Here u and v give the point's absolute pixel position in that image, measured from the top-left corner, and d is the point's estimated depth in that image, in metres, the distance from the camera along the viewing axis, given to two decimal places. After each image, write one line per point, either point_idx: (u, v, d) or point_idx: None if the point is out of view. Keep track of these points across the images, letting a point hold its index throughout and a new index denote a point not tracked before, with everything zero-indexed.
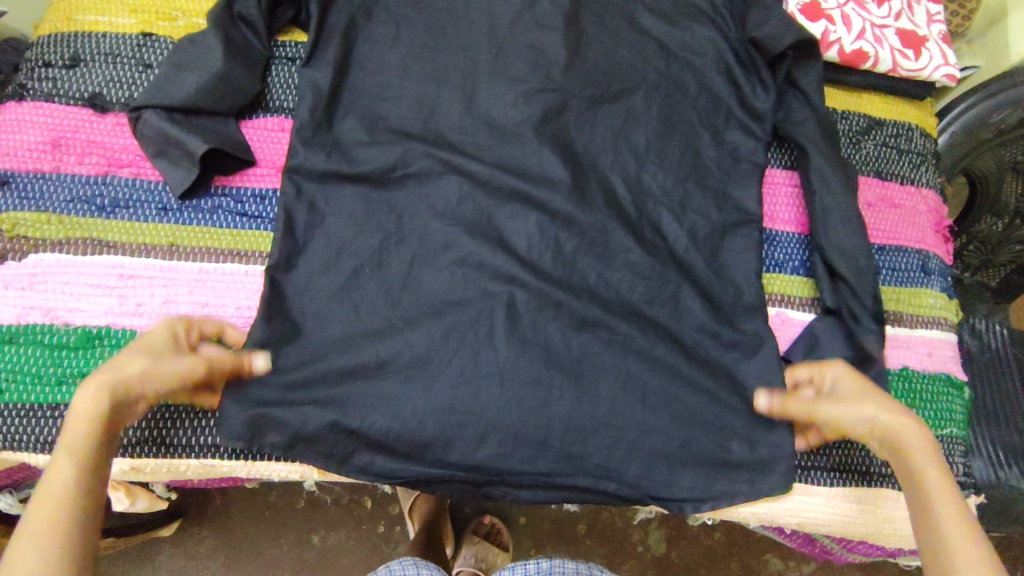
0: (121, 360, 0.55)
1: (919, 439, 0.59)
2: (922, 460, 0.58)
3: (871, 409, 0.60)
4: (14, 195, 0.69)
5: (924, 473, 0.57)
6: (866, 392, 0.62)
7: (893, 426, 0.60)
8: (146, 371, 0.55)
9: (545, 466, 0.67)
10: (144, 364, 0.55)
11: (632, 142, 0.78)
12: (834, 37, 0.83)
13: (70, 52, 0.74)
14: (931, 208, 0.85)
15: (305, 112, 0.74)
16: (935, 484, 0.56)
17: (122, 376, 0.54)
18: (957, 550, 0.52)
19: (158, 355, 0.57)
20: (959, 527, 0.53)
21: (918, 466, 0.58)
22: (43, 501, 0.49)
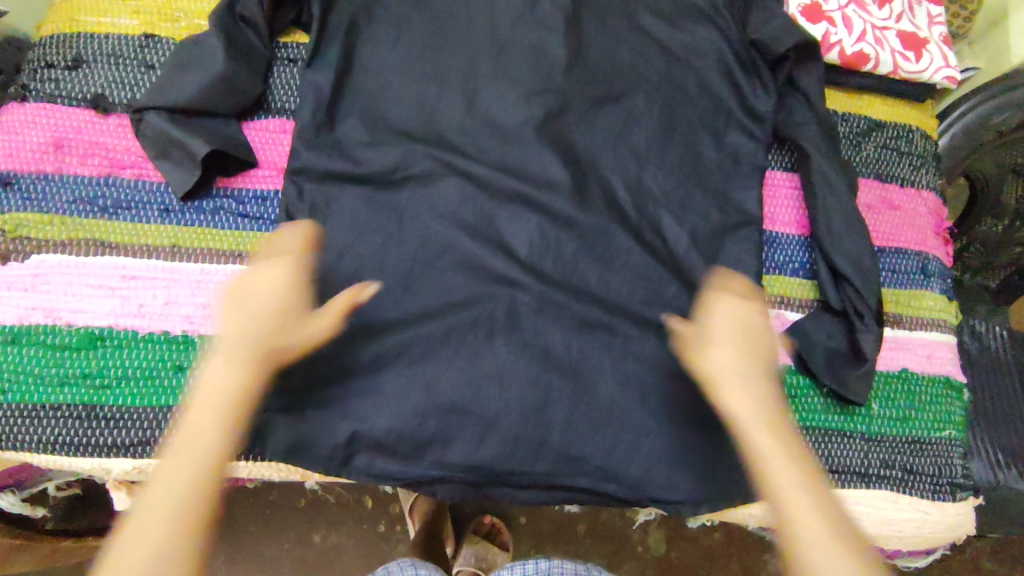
0: (265, 325, 0.58)
1: (755, 395, 0.55)
2: (758, 413, 0.53)
3: (714, 361, 0.57)
4: (17, 196, 0.69)
5: (749, 427, 0.53)
6: (731, 339, 0.58)
7: (733, 377, 0.56)
8: (293, 343, 0.60)
9: (544, 468, 0.67)
10: (292, 338, 0.59)
11: (633, 144, 0.78)
12: (834, 38, 0.83)
13: (73, 52, 0.74)
14: (931, 210, 0.86)
15: (307, 114, 0.74)
16: (766, 442, 0.52)
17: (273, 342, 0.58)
18: (793, 511, 0.48)
19: (292, 324, 0.60)
20: (800, 488, 0.49)
21: (749, 420, 0.53)
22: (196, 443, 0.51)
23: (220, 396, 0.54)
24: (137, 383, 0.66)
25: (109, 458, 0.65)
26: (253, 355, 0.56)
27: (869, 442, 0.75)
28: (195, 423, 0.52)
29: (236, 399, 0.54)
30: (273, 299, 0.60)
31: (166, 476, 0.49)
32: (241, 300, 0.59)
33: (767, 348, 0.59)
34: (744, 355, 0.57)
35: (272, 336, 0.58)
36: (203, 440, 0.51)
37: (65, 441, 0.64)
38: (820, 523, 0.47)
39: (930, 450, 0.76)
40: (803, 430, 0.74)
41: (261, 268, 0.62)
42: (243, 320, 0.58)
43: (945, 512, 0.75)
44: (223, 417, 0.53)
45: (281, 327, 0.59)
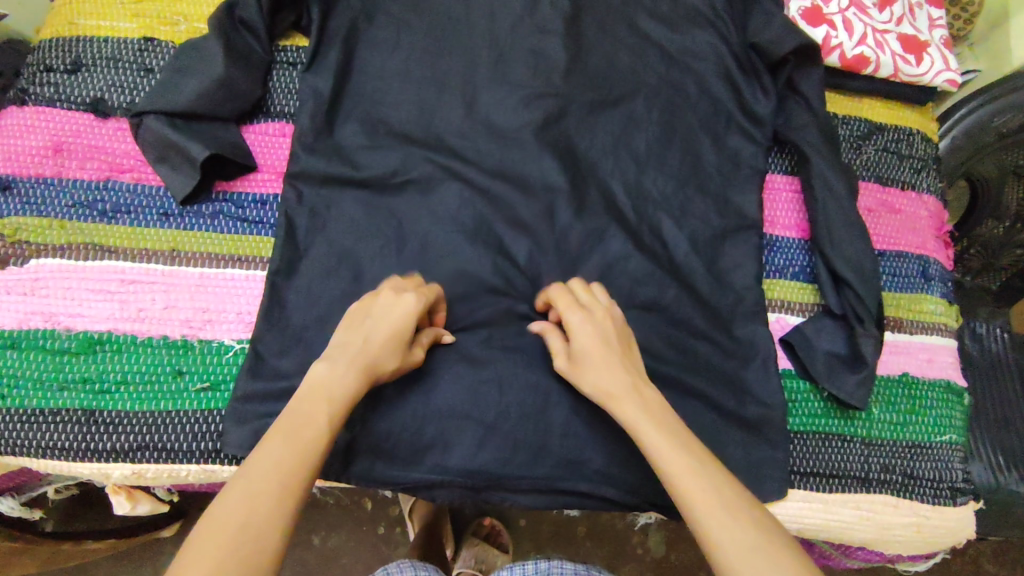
0: (386, 346, 0.56)
1: (642, 402, 0.55)
2: (647, 420, 0.53)
3: (593, 377, 0.57)
4: (16, 200, 0.69)
5: (645, 436, 0.52)
6: (590, 353, 0.58)
7: (614, 390, 0.55)
8: (395, 365, 0.57)
9: (544, 473, 0.67)
10: (395, 360, 0.57)
11: (633, 147, 0.78)
12: (834, 42, 0.83)
13: (72, 56, 0.74)
14: (931, 213, 0.85)
15: (306, 119, 0.74)
16: (663, 448, 0.51)
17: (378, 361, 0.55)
18: (709, 525, 0.47)
19: (404, 346, 0.58)
20: (703, 490, 0.48)
21: (642, 430, 0.53)
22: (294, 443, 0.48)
23: (331, 400, 0.51)
24: (136, 388, 0.66)
25: (108, 463, 0.65)
26: (369, 371, 0.54)
27: (869, 446, 0.74)
28: (304, 420, 0.50)
29: (342, 410, 0.52)
30: (395, 317, 0.58)
31: (262, 470, 0.47)
32: (386, 327, 0.57)
33: (624, 351, 0.58)
34: (601, 368, 0.57)
35: (384, 353, 0.56)
36: (303, 439, 0.49)
37: (64, 446, 0.64)
38: (727, 522, 0.47)
39: (931, 455, 0.76)
40: (803, 434, 0.74)
41: (391, 295, 0.59)
42: (360, 337, 0.56)
43: (945, 516, 0.74)
44: (329, 422, 0.51)
45: (399, 350, 0.57)
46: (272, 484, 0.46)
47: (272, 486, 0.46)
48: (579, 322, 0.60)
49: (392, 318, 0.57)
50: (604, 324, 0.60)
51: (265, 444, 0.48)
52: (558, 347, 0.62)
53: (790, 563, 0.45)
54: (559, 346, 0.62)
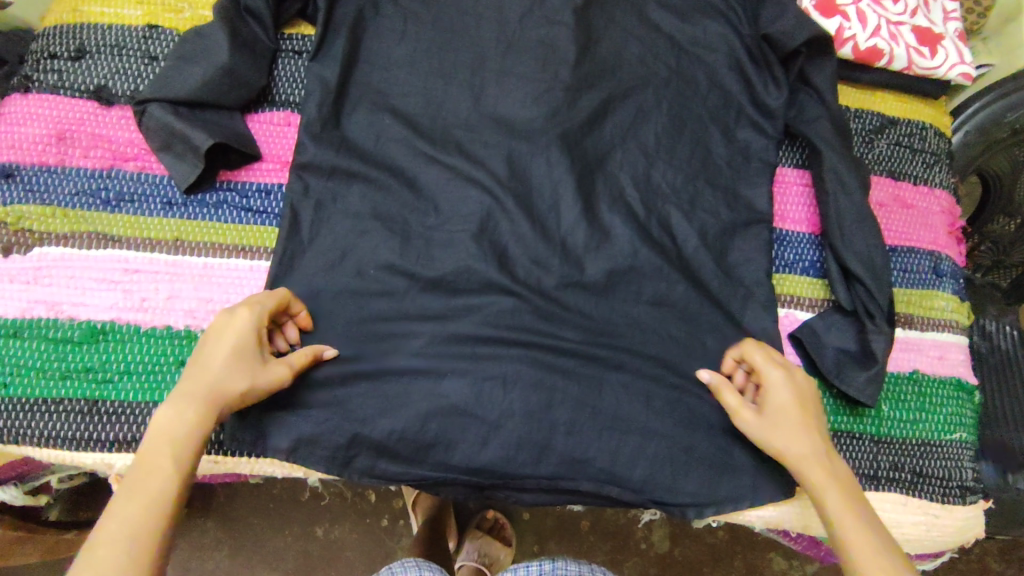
0: (223, 366, 0.56)
1: (829, 473, 0.57)
2: (836, 493, 0.56)
3: (785, 434, 0.60)
4: (20, 187, 0.69)
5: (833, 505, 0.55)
6: (787, 408, 0.61)
7: (803, 451, 0.59)
8: (246, 386, 0.57)
9: (548, 470, 0.66)
10: (242, 380, 0.56)
11: (641, 140, 0.77)
12: (847, 33, 0.82)
13: (76, 43, 0.74)
14: (944, 208, 0.84)
15: (311, 108, 0.73)
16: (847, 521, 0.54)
17: (212, 385, 0.55)
18: None
19: (253, 367, 0.58)
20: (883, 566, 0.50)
21: (829, 499, 0.56)
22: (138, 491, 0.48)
23: (173, 444, 0.51)
24: (138, 378, 0.65)
25: (110, 453, 0.64)
26: (210, 400, 0.54)
27: (878, 444, 0.74)
28: (146, 473, 0.49)
29: (186, 451, 0.51)
30: (229, 339, 0.57)
31: (107, 528, 0.46)
32: (225, 353, 0.57)
33: (817, 417, 0.62)
34: (792, 428, 0.60)
35: (225, 377, 0.56)
36: (145, 488, 0.49)
37: (66, 435, 0.64)
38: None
39: (940, 453, 0.75)
40: None
41: (225, 315, 0.60)
42: (197, 365, 0.56)
43: (955, 515, 0.74)
44: (176, 465, 0.50)
45: (241, 368, 0.57)
46: (119, 540, 0.46)
47: (121, 541, 0.46)
48: (780, 378, 0.63)
49: (218, 339, 0.57)
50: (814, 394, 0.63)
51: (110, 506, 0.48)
52: (736, 399, 0.64)
53: None
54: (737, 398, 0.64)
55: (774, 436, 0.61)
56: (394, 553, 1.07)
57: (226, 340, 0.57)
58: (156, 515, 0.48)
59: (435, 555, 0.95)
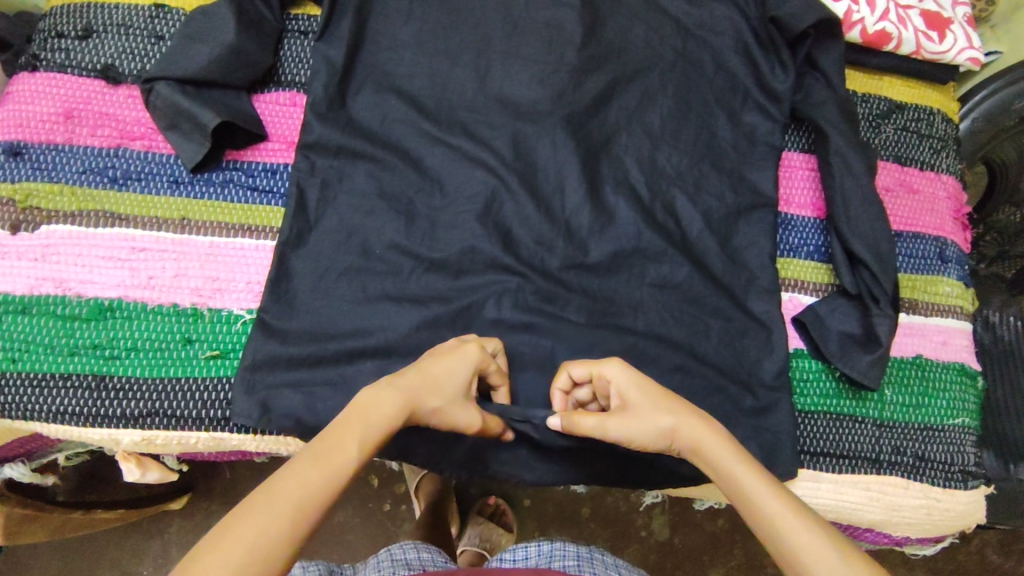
0: (434, 390, 0.55)
1: (721, 437, 0.54)
2: (731, 456, 0.52)
3: (657, 424, 0.55)
4: (28, 165, 0.69)
5: (735, 470, 0.51)
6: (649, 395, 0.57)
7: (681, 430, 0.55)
8: (440, 409, 0.55)
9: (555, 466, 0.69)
10: (438, 402, 0.55)
11: (647, 123, 0.77)
12: (856, 17, 0.81)
13: (83, 23, 0.74)
14: (950, 194, 0.84)
15: (318, 87, 0.73)
16: (752, 482, 0.50)
17: (420, 400, 0.54)
18: (803, 551, 0.45)
19: (457, 399, 0.56)
20: (793, 517, 0.47)
21: (730, 467, 0.51)
22: (328, 456, 0.47)
23: (369, 426, 0.50)
24: (146, 355, 0.65)
25: (118, 429, 0.65)
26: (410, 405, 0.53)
27: (881, 428, 0.74)
28: (336, 443, 0.48)
29: (377, 436, 0.50)
30: (448, 363, 0.57)
31: (288, 482, 0.45)
32: (444, 377, 0.56)
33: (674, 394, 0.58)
34: (659, 411, 0.56)
35: (432, 391, 0.55)
36: (333, 455, 0.47)
37: (74, 411, 0.64)
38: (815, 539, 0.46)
39: (943, 437, 0.75)
40: (814, 413, 0.73)
41: (453, 343, 0.60)
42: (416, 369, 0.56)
43: (955, 499, 0.73)
44: (361, 448, 0.48)
45: (445, 395, 0.55)
46: (295, 498, 0.44)
47: (295, 499, 0.44)
48: (621, 368, 0.59)
49: (436, 361, 0.57)
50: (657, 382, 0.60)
51: (293, 462, 0.46)
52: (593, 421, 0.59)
53: None
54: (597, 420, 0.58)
55: (651, 429, 0.55)
56: (397, 537, 1.08)
57: (445, 365, 0.57)
58: (331, 488, 0.46)
59: (438, 538, 0.96)
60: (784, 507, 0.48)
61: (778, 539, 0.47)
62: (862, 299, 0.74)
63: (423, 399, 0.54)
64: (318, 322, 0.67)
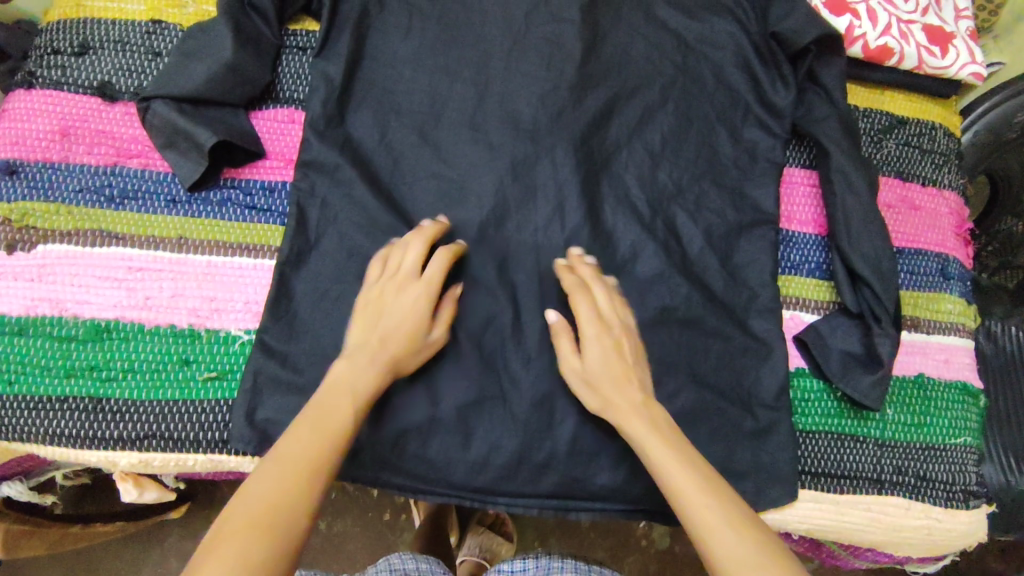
0: (400, 327, 0.61)
1: (646, 418, 0.57)
2: (653, 438, 0.56)
3: (608, 397, 0.60)
4: (24, 184, 0.68)
5: (654, 453, 0.55)
6: (604, 380, 0.60)
7: (620, 406, 0.59)
8: (412, 340, 0.61)
9: (551, 485, 0.68)
10: (404, 333, 0.61)
11: (646, 139, 0.77)
12: (858, 32, 0.81)
13: (80, 39, 0.73)
14: (952, 209, 0.84)
15: (316, 105, 0.73)
16: (667, 462, 0.54)
17: (390, 340, 0.60)
18: (709, 533, 0.49)
19: (416, 321, 0.61)
20: (702, 495, 0.51)
21: (650, 448, 0.55)
22: (324, 423, 0.53)
23: (355, 389, 0.56)
24: (143, 376, 0.65)
25: (114, 451, 0.64)
26: (389, 351, 0.59)
27: (882, 447, 0.73)
28: (329, 405, 0.54)
29: (362, 393, 0.56)
30: (396, 295, 0.62)
31: (290, 449, 0.50)
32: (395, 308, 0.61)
33: (629, 367, 0.61)
34: (608, 386, 0.60)
35: (386, 328, 0.60)
36: (328, 419, 0.53)
37: (70, 434, 0.63)
38: (721, 520, 0.49)
39: (944, 456, 0.74)
40: (815, 433, 0.73)
41: (392, 265, 0.64)
42: (376, 313, 0.61)
43: (957, 519, 0.73)
44: (354, 399, 0.55)
45: (415, 325, 0.61)
46: (293, 466, 0.49)
47: (299, 459, 0.50)
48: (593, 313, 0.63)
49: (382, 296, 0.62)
50: (632, 334, 0.64)
51: (292, 429, 0.52)
52: (566, 345, 0.64)
53: (786, 563, 0.47)
54: (570, 347, 0.64)
55: (598, 396, 0.60)
56: (397, 546, 1.08)
57: (392, 296, 0.62)
58: (333, 443, 0.52)
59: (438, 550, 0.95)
60: (696, 486, 0.52)
61: (688, 514, 0.51)
62: (864, 318, 0.74)
63: (392, 335, 0.60)
64: (316, 344, 0.67)
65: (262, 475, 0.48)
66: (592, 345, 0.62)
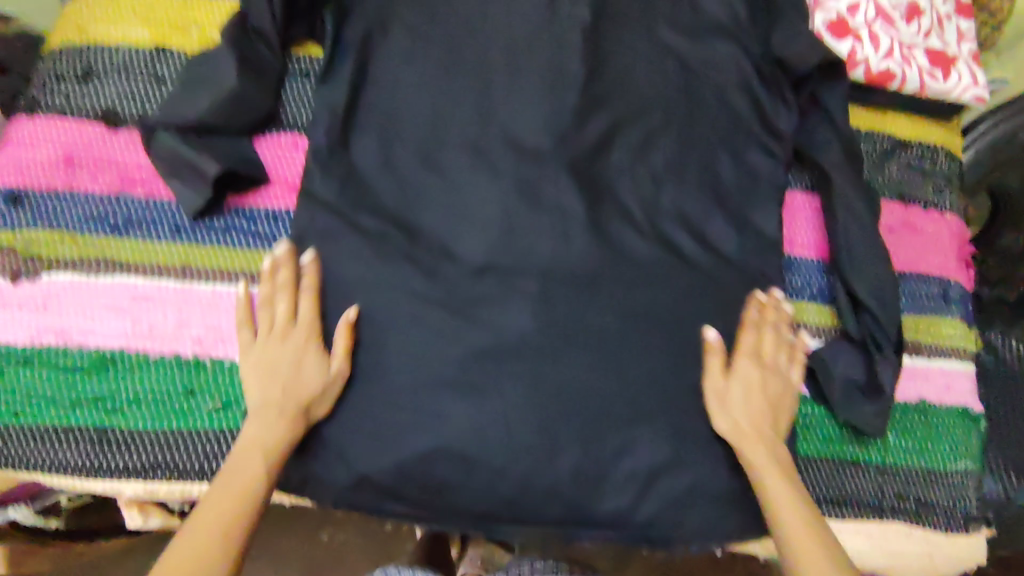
0: (287, 377, 0.65)
1: (767, 449, 0.68)
2: (772, 471, 0.67)
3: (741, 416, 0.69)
4: (29, 213, 0.68)
5: (767, 481, 0.66)
6: (739, 403, 0.69)
7: (745, 429, 0.68)
8: (311, 384, 0.66)
9: (555, 511, 0.68)
10: (291, 379, 0.65)
11: (650, 163, 0.77)
12: (860, 56, 0.81)
13: (83, 66, 0.73)
14: (953, 232, 0.84)
15: (320, 131, 0.73)
16: (779, 492, 0.65)
17: (283, 392, 0.65)
18: (806, 564, 0.61)
19: (295, 364, 0.66)
20: (804, 530, 0.63)
21: (766, 477, 0.67)
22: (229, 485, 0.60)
23: (262, 446, 0.63)
24: (149, 407, 0.65)
25: (121, 482, 0.65)
26: (273, 401, 0.64)
27: (883, 474, 0.74)
28: (243, 464, 0.62)
29: (270, 450, 0.63)
30: (274, 347, 0.66)
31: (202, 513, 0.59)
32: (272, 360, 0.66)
33: (773, 398, 0.70)
34: (745, 411, 0.69)
35: (273, 380, 0.65)
36: (240, 477, 0.61)
37: (77, 464, 0.64)
38: (818, 555, 0.62)
39: (945, 483, 0.75)
40: (817, 460, 0.73)
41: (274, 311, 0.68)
42: (260, 368, 0.66)
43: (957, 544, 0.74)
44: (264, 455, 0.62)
45: (297, 368, 0.66)
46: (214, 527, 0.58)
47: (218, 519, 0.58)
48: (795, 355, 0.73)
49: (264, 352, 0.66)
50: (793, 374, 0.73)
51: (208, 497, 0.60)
52: (714, 362, 0.70)
53: None
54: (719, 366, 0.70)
55: (731, 416, 0.69)
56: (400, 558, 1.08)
57: (269, 348, 0.66)
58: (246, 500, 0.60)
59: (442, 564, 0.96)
60: (800, 522, 0.64)
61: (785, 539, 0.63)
62: (865, 344, 0.74)
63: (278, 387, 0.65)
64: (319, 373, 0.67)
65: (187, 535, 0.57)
66: (743, 370, 0.70)
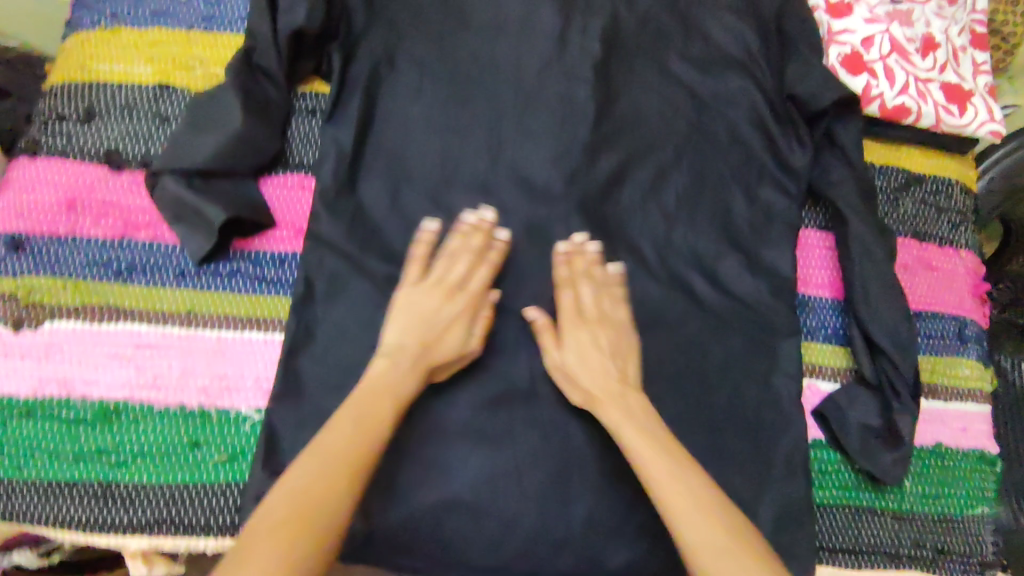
0: (433, 331, 0.64)
1: (624, 414, 0.62)
2: (638, 438, 0.60)
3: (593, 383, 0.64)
4: (30, 258, 0.67)
5: (636, 451, 0.59)
6: (583, 372, 0.65)
7: (598, 398, 0.63)
8: (451, 343, 0.64)
9: (567, 566, 0.66)
10: (436, 335, 0.64)
11: (661, 201, 0.76)
12: (875, 91, 0.80)
13: (85, 105, 0.72)
14: (968, 270, 0.83)
15: (327, 172, 0.72)
16: (648, 459, 0.58)
17: (423, 344, 0.63)
18: (695, 543, 0.53)
19: (444, 325, 0.64)
20: (684, 501, 0.55)
21: (632, 445, 0.60)
22: (325, 447, 0.55)
23: (382, 405, 0.59)
24: (153, 458, 0.64)
25: (124, 536, 0.63)
26: (417, 358, 0.63)
27: (899, 520, 0.72)
28: (350, 424, 0.57)
29: (387, 408, 0.59)
30: (429, 299, 0.65)
31: (294, 476, 0.53)
32: (422, 313, 0.64)
33: (620, 365, 0.65)
34: (596, 375, 0.64)
35: (418, 330, 0.64)
36: (351, 435, 0.56)
37: (78, 518, 0.63)
38: (701, 524, 0.54)
39: (960, 528, 0.74)
40: (833, 507, 0.72)
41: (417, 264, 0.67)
42: (408, 314, 0.64)
43: None
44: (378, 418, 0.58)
45: (435, 326, 0.64)
46: (307, 486, 0.53)
47: (317, 479, 0.53)
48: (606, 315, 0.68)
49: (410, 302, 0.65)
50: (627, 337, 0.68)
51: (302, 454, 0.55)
52: (545, 326, 0.67)
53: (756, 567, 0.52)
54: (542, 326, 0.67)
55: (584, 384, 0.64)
56: None
57: (417, 299, 0.65)
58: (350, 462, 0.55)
59: None
60: (681, 492, 0.56)
61: (667, 516, 0.55)
62: (883, 390, 0.74)
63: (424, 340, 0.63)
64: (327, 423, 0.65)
65: (280, 498, 0.52)
66: (574, 337, 0.66)
